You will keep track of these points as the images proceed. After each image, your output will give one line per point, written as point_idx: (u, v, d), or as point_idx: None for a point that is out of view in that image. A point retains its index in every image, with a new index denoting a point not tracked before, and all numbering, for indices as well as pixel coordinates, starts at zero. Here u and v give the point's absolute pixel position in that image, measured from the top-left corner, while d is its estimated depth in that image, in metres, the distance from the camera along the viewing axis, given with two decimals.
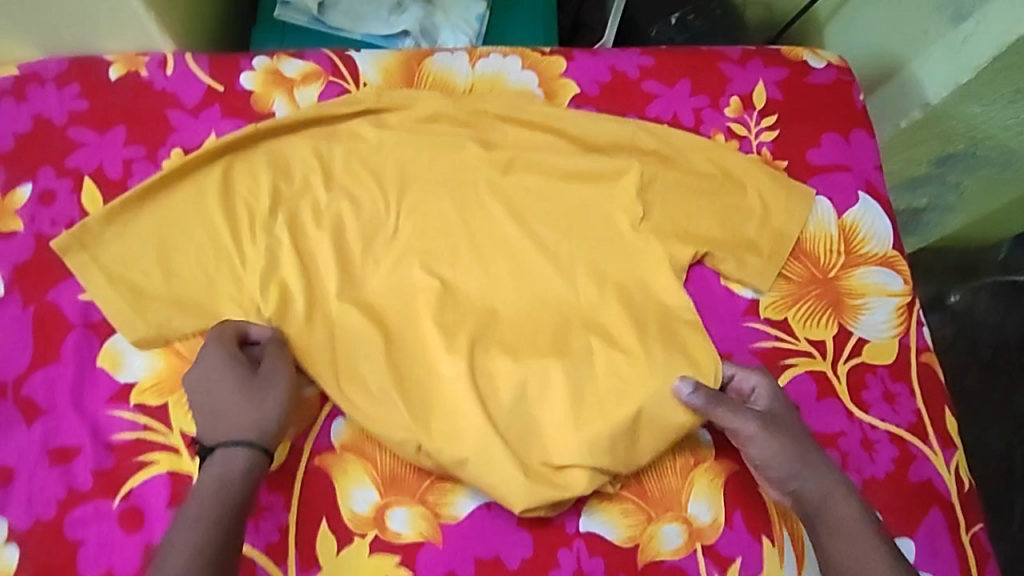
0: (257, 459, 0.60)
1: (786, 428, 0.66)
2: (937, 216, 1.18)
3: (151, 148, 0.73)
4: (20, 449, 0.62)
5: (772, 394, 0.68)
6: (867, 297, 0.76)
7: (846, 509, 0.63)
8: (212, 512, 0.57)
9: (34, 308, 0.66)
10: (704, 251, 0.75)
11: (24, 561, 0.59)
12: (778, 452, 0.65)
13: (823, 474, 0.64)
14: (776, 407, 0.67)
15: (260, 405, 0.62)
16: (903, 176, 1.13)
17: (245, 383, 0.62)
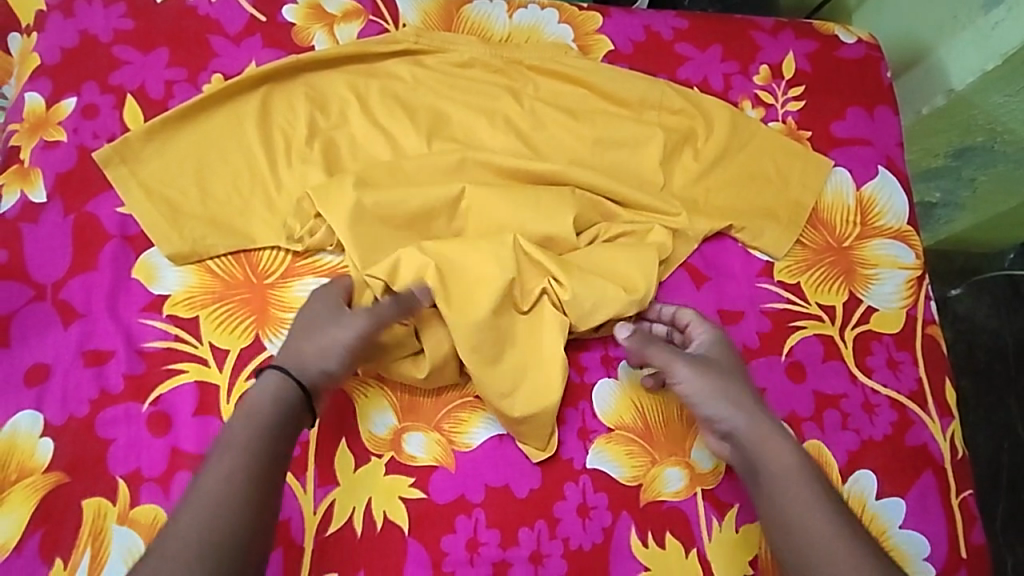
0: (290, 388, 0.59)
1: (719, 369, 0.65)
2: (948, 212, 1.18)
3: (193, 72, 0.76)
4: (57, 349, 0.64)
5: (723, 346, 0.67)
6: (878, 268, 0.78)
7: (780, 456, 0.61)
8: (246, 436, 0.56)
9: (74, 216, 0.69)
10: (727, 225, 0.76)
11: (56, 455, 0.61)
12: (705, 389, 0.64)
13: (753, 418, 0.63)
14: (719, 349, 0.67)
15: (325, 345, 0.62)
16: (919, 167, 1.14)
17: (325, 320, 0.63)
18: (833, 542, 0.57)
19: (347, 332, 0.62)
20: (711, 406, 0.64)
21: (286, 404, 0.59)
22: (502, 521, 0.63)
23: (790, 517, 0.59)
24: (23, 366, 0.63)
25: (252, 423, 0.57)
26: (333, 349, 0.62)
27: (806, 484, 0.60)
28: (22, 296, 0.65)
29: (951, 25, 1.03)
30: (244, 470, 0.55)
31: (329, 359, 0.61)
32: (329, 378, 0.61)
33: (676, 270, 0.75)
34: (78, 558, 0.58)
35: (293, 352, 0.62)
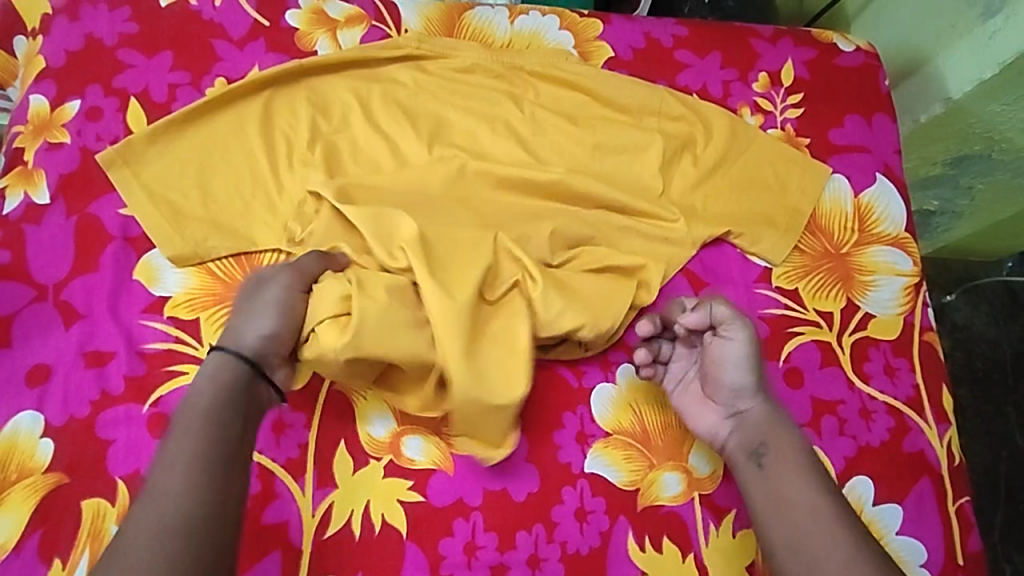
0: (232, 362, 0.61)
1: (758, 354, 0.69)
2: (946, 220, 1.19)
3: (196, 75, 0.76)
4: (58, 349, 0.64)
5: (749, 337, 0.70)
6: (876, 275, 0.79)
7: (787, 439, 0.64)
8: (193, 422, 0.57)
9: (76, 218, 0.69)
10: (725, 230, 0.77)
11: (56, 455, 0.61)
12: (745, 361, 0.67)
13: (773, 402, 0.66)
14: (749, 340, 0.70)
15: (252, 311, 0.62)
16: (917, 175, 1.15)
17: (255, 290, 0.64)
18: (828, 524, 0.59)
19: (273, 294, 0.63)
20: (738, 382, 0.65)
21: (236, 378, 0.60)
22: (500, 525, 0.63)
23: (789, 497, 0.61)
24: (24, 367, 0.64)
25: (208, 401, 0.58)
26: (263, 314, 0.62)
27: (808, 468, 0.62)
28: (24, 297, 0.66)
29: (950, 33, 1.03)
30: (203, 447, 0.56)
31: (263, 326, 0.62)
32: (268, 345, 0.62)
33: (675, 276, 0.75)
34: (77, 558, 0.58)
35: (229, 329, 0.63)
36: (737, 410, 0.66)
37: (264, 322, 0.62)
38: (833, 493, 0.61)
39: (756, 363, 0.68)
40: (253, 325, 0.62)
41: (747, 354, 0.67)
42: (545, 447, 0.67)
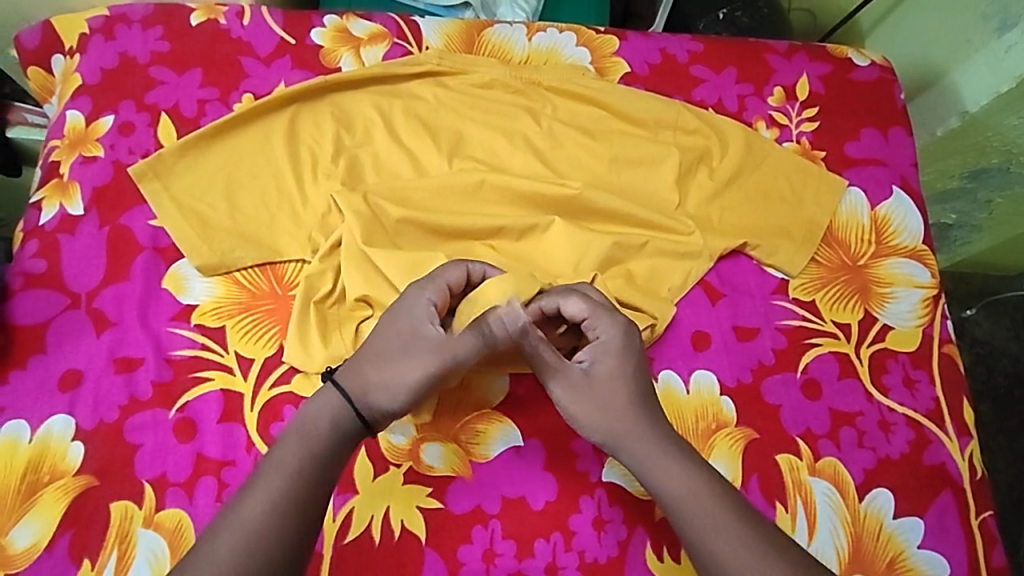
0: (347, 415, 0.58)
1: (602, 393, 0.61)
2: (965, 233, 1.19)
3: (224, 91, 0.79)
4: (89, 355, 0.66)
5: (621, 347, 0.61)
6: (894, 287, 0.79)
7: (671, 480, 0.59)
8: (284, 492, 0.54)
9: (108, 228, 0.71)
10: (741, 242, 0.77)
11: (86, 458, 0.63)
12: (589, 415, 0.61)
13: (646, 445, 0.60)
14: (609, 359, 0.61)
15: (373, 346, 0.60)
16: (932, 190, 1.15)
17: (397, 348, 0.59)
18: (738, 562, 0.56)
19: (391, 330, 0.60)
20: (586, 425, 0.61)
21: (336, 417, 0.58)
22: (517, 532, 0.64)
23: (695, 541, 0.58)
24: (55, 372, 0.65)
25: (308, 438, 0.57)
26: (377, 346, 0.60)
27: (712, 507, 0.58)
28: (58, 305, 0.68)
29: (965, 48, 1.04)
30: (285, 501, 0.54)
31: (378, 368, 0.59)
32: (374, 392, 0.59)
33: (693, 287, 0.76)
34: (105, 559, 0.60)
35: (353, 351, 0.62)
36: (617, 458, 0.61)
37: (375, 364, 0.59)
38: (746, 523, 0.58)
39: (614, 394, 0.60)
40: (364, 363, 0.60)
41: (601, 391, 0.61)
42: (562, 455, 0.67)
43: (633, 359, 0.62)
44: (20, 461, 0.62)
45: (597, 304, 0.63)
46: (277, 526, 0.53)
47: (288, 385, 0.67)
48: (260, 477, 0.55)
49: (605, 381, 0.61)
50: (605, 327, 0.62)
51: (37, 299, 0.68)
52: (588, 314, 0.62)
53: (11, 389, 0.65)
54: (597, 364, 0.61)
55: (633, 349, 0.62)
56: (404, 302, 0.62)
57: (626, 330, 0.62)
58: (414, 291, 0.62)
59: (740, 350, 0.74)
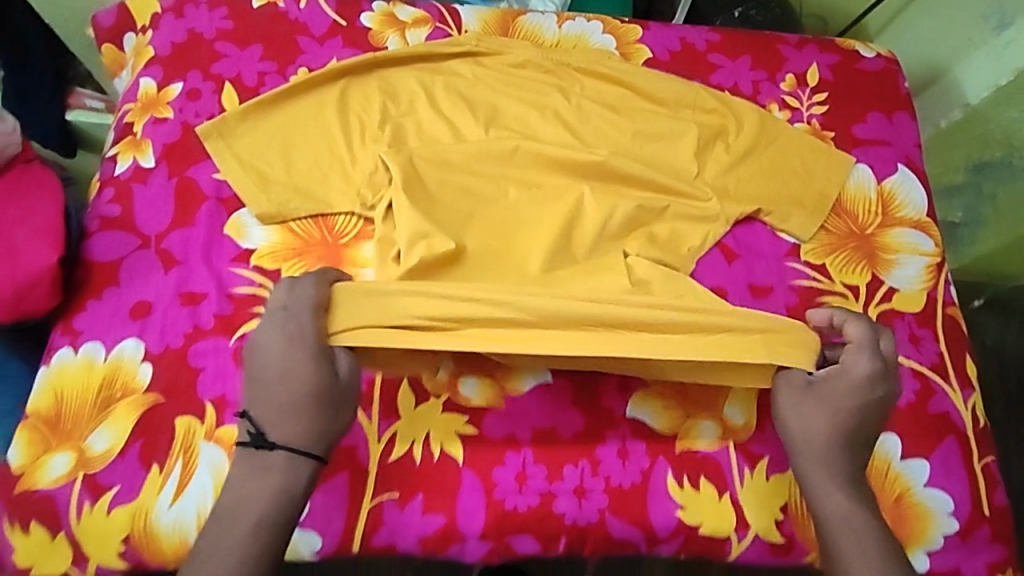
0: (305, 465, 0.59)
1: (816, 413, 0.63)
2: (971, 231, 1.18)
3: (282, 65, 0.87)
4: (157, 289, 0.72)
5: (860, 384, 0.63)
6: (899, 254, 0.84)
7: (836, 504, 0.62)
8: (251, 540, 0.57)
9: (176, 180, 0.78)
10: (756, 208, 0.83)
11: (153, 379, 0.69)
12: (795, 423, 0.64)
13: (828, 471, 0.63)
14: (849, 392, 0.63)
15: (301, 398, 0.58)
16: (941, 186, 1.20)
17: (321, 396, 0.59)
18: None
19: (310, 378, 0.59)
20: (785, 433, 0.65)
21: (300, 471, 0.59)
22: (546, 459, 0.69)
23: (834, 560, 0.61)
24: (127, 303, 0.72)
25: (277, 492, 0.58)
26: (300, 402, 0.58)
27: (862, 537, 0.61)
28: (129, 245, 0.74)
29: (966, 46, 1.13)
30: (252, 552, 0.57)
31: (323, 413, 0.59)
32: (333, 430, 0.60)
33: (711, 248, 0.82)
34: (171, 466, 0.65)
35: (264, 412, 0.59)
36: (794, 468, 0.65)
37: (310, 418, 0.59)
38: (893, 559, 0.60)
39: (824, 412, 0.63)
40: (301, 417, 0.58)
41: (812, 407, 0.64)
42: (589, 393, 0.72)
43: (868, 399, 0.63)
44: (96, 379, 0.68)
45: (863, 344, 0.64)
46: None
47: None
48: (225, 523, 0.57)
49: (822, 399, 0.63)
50: (858, 356, 0.64)
51: (111, 239, 0.74)
52: (856, 341, 0.64)
53: (87, 317, 0.71)
54: (823, 381, 0.64)
55: (877, 391, 0.63)
56: (293, 353, 0.59)
57: (879, 373, 0.63)
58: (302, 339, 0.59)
59: (754, 305, 0.79)
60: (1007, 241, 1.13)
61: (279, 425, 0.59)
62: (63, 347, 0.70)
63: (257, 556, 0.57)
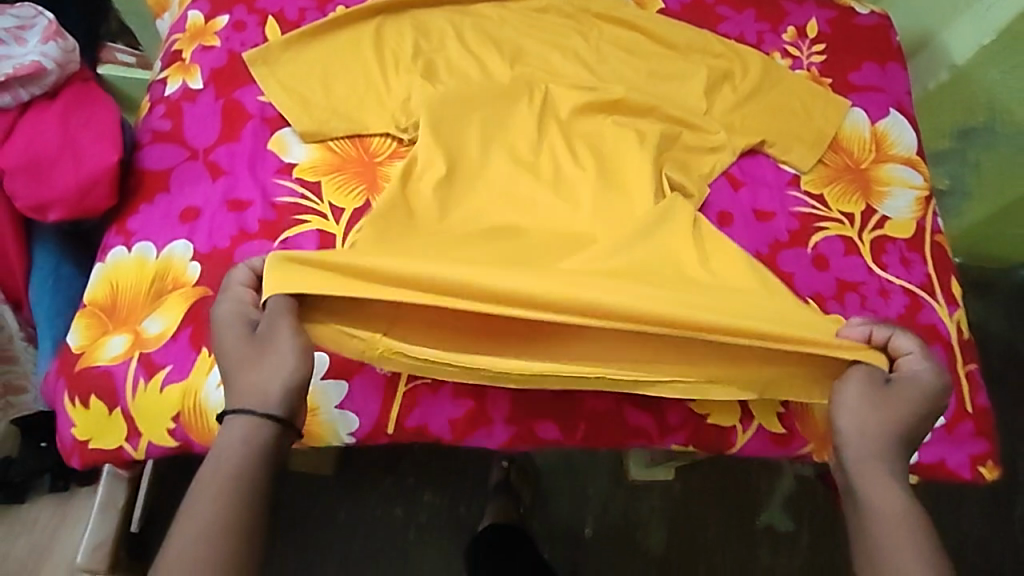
0: (261, 427, 0.61)
1: (889, 410, 0.64)
2: (957, 201, 1.36)
3: (321, 2, 0.92)
4: (206, 195, 0.78)
5: (926, 390, 0.64)
6: (891, 187, 0.90)
7: (892, 503, 0.62)
8: (225, 500, 0.60)
9: (223, 101, 0.83)
10: (760, 141, 0.90)
11: (202, 275, 0.74)
12: (859, 420, 0.64)
13: (884, 470, 0.63)
14: (915, 395, 0.64)
15: (233, 364, 0.62)
16: (930, 151, 1.32)
17: (249, 357, 0.62)
18: None
19: (230, 341, 0.63)
20: (843, 428, 0.64)
21: (262, 435, 0.61)
22: None
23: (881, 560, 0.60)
24: (177, 207, 0.77)
25: (252, 455, 0.61)
26: (231, 367, 0.63)
27: (907, 532, 0.61)
28: (180, 156, 0.80)
29: (952, 11, 1.20)
30: (228, 515, 0.59)
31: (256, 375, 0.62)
32: (269, 388, 0.62)
33: (719, 177, 0.88)
34: (219, 351, 0.70)
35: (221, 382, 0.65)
36: (840, 462, 0.65)
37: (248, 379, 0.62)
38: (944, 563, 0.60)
39: (877, 409, 0.64)
40: (236, 377, 0.62)
41: (880, 404, 0.64)
42: None
43: (932, 407, 0.64)
44: (148, 273, 0.73)
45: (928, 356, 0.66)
46: (221, 540, 0.59)
47: None
48: (201, 482, 0.61)
49: (876, 397, 0.64)
50: (920, 363, 0.65)
51: (162, 150, 0.80)
52: (914, 352, 0.66)
53: (140, 218, 0.76)
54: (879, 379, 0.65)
55: (937, 397, 0.64)
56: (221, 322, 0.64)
57: (942, 383, 0.65)
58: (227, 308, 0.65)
59: (758, 228, 0.86)
60: (990, 210, 1.32)
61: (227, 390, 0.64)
62: (118, 246, 0.75)
63: (235, 519, 0.59)
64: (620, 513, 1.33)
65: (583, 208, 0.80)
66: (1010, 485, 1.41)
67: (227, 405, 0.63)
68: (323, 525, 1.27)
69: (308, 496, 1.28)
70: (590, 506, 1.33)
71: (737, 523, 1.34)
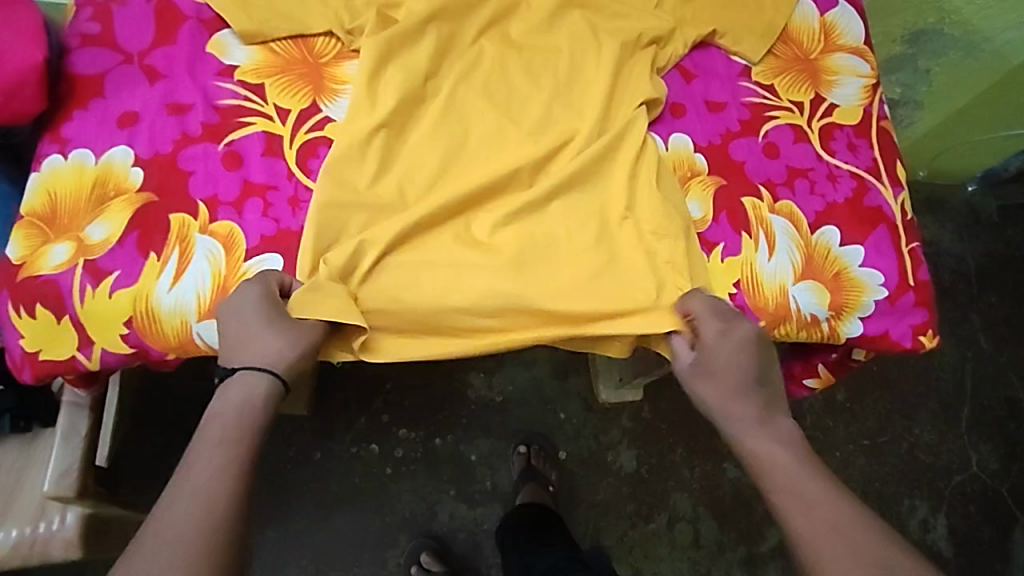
0: (273, 385, 0.65)
1: (713, 374, 0.71)
2: (908, 112, 1.38)
3: None
4: (144, 100, 0.75)
5: (724, 343, 0.71)
6: (839, 76, 0.91)
7: (760, 454, 0.67)
8: (231, 442, 0.61)
9: (155, 2, 0.79)
10: (711, 31, 0.89)
11: (145, 180, 0.72)
12: (701, 394, 0.71)
13: (740, 426, 0.69)
14: (720, 351, 0.70)
15: (256, 329, 0.66)
16: (882, 58, 1.30)
17: (278, 326, 0.67)
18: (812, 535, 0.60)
19: (259, 308, 0.66)
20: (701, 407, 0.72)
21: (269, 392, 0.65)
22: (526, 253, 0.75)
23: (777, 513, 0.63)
24: (114, 112, 0.74)
25: (249, 404, 0.63)
26: (257, 331, 0.66)
27: (791, 469, 0.65)
28: (113, 60, 0.76)
29: None
30: (233, 458, 0.60)
31: (281, 343, 0.66)
32: (288, 356, 0.66)
33: (671, 70, 0.87)
34: (169, 254, 0.70)
35: (232, 348, 0.66)
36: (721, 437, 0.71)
37: (271, 343, 0.66)
38: (825, 491, 0.63)
39: (712, 379, 0.71)
40: (260, 341, 0.66)
41: (703, 374, 0.71)
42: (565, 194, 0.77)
43: (742, 353, 0.70)
44: (88, 180, 0.72)
45: (716, 307, 0.73)
46: (228, 482, 0.58)
47: (322, 131, 0.76)
48: (202, 435, 0.61)
49: (711, 371, 0.71)
50: (722, 336, 0.71)
51: (93, 54, 0.76)
52: (696, 315, 0.73)
53: (75, 125, 0.74)
54: (702, 355, 0.72)
55: (729, 343, 0.71)
56: (249, 291, 0.67)
57: (734, 329, 0.71)
58: (256, 280, 0.68)
59: (711, 118, 0.86)
60: (941, 117, 1.37)
61: (241, 351, 0.66)
62: (53, 155, 0.73)
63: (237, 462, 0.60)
64: (591, 437, 1.37)
65: (537, 110, 0.80)
66: (957, 387, 1.50)
67: (241, 362, 0.65)
68: (299, 466, 1.28)
69: (280, 438, 1.28)
70: (563, 431, 1.37)
71: (706, 439, 1.39)
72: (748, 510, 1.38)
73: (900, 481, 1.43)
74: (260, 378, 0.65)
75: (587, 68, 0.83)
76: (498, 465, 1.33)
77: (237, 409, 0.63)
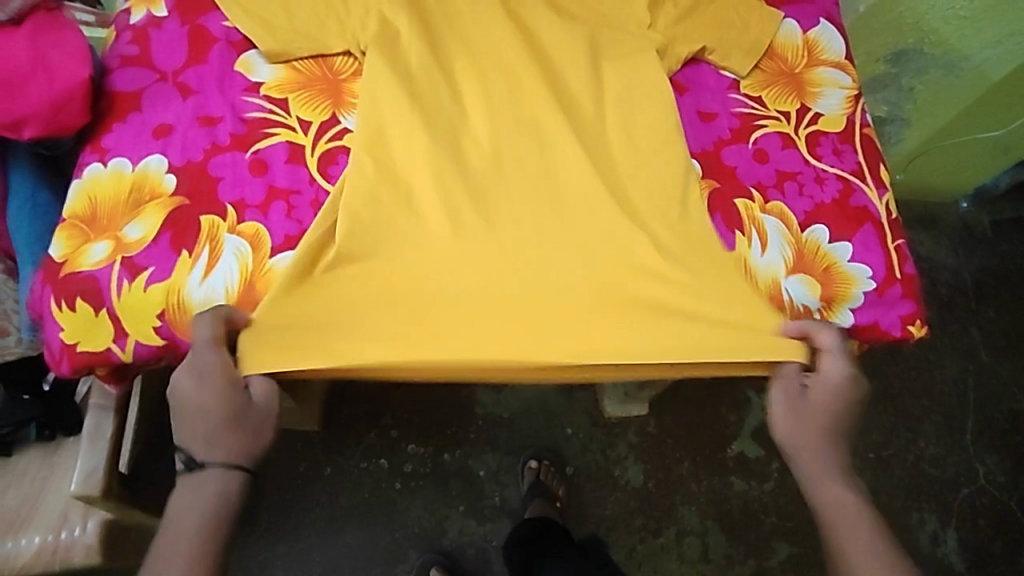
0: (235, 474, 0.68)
1: (812, 412, 0.77)
2: (896, 128, 1.45)
3: None
4: (178, 113, 0.81)
5: (839, 388, 0.77)
6: (822, 87, 0.97)
7: (832, 495, 0.74)
8: (203, 516, 0.66)
9: (189, 27, 0.86)
10: (702, 48, 0.95)
11: (178, 185, 0.78)
12: (793, 426, 0.77)
13: (820, 463, 0.76)
14: (836, 395, 0.77)
15: (218, 421, 0.67)
16: (867, 78, 1.37)
17: (237, 415, 0.68)
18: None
19: (213, 399, 0.67)
20: (779, 436, 0.78)
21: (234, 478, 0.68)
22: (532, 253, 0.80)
23: (836, 553, 0.72)
24: (150, 125, 0.81)
25: (223, 483, 0.67)
26: (216, 425, 0.67)
27: (857, 513, 0.73)
28: (150, 78, 0.83)
29: None
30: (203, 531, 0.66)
31: (244, 435, 0.68)
32: (254, 446, 0.69)
33: None
34: (200, 252, 0.75)
35: (194, 442, 0.68)
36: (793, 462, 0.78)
37: (233, 436, 0.68)
38: (885, 539, 0.72)
39: (810, 416, 0.77)
40: (223, 435, 0.67)
41: (804, 408, 0.77)
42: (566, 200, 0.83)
43: (850, 397, 0.77)
44: (125, 186, 0.78)
45: (838, 354, 0.78)
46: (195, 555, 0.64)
47: (341, 140, 0.82)
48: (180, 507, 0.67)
49: (808, 408, 0.77)
50: (819, 386, 0.77)
51: (132, 73, 0.83)
52: (830, 349, 0.78)
53: (114, 136, 0.80)
54: (811, 394, 0.77)
55: (853, 390, 0.77)
56: (200, 380, 0.68)
57: (850, 376, 0.77)
58: (205, 362, 0.68)
59: (703, 128, 0.92)
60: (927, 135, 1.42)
61: (206, 447, 0.68)
62: (94, 163, 0.79)
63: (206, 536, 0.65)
64: (598, 451, 1.40)
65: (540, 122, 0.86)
66: (959, 400, 1.52)
67: (208, 458, 0.68)
68: (310, 481, 1.31)
69: (292, 456, 1.31)
70: (570, 445, 1.39)
71: (711, 453, 1.41)
72: (756, 523, 1.39)
73: (905, 494, 1.44)
74: (229, 464, 0.68)
75: (586, 83, 0.89)
76: (507, 481, 1.36)
77: (214, 493, 0.67)
